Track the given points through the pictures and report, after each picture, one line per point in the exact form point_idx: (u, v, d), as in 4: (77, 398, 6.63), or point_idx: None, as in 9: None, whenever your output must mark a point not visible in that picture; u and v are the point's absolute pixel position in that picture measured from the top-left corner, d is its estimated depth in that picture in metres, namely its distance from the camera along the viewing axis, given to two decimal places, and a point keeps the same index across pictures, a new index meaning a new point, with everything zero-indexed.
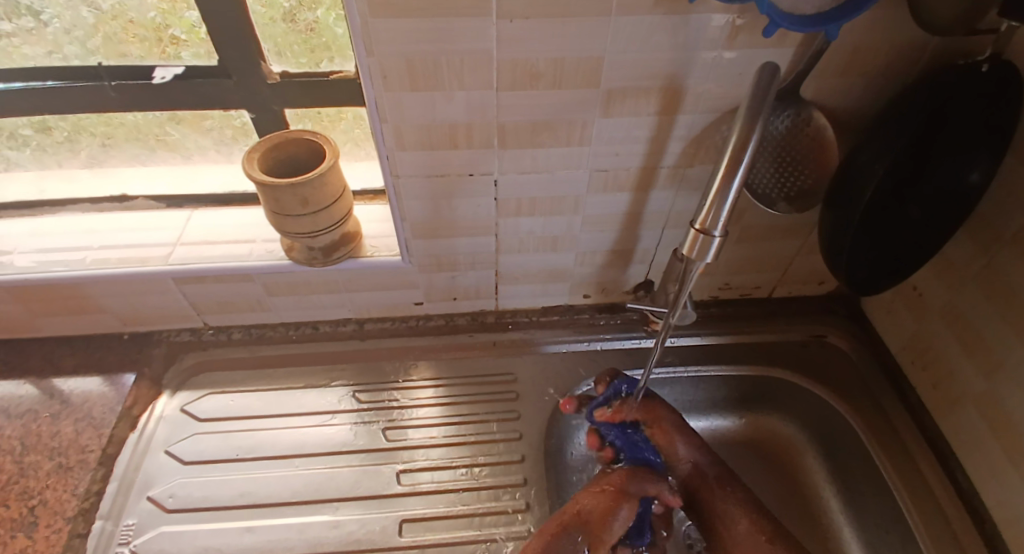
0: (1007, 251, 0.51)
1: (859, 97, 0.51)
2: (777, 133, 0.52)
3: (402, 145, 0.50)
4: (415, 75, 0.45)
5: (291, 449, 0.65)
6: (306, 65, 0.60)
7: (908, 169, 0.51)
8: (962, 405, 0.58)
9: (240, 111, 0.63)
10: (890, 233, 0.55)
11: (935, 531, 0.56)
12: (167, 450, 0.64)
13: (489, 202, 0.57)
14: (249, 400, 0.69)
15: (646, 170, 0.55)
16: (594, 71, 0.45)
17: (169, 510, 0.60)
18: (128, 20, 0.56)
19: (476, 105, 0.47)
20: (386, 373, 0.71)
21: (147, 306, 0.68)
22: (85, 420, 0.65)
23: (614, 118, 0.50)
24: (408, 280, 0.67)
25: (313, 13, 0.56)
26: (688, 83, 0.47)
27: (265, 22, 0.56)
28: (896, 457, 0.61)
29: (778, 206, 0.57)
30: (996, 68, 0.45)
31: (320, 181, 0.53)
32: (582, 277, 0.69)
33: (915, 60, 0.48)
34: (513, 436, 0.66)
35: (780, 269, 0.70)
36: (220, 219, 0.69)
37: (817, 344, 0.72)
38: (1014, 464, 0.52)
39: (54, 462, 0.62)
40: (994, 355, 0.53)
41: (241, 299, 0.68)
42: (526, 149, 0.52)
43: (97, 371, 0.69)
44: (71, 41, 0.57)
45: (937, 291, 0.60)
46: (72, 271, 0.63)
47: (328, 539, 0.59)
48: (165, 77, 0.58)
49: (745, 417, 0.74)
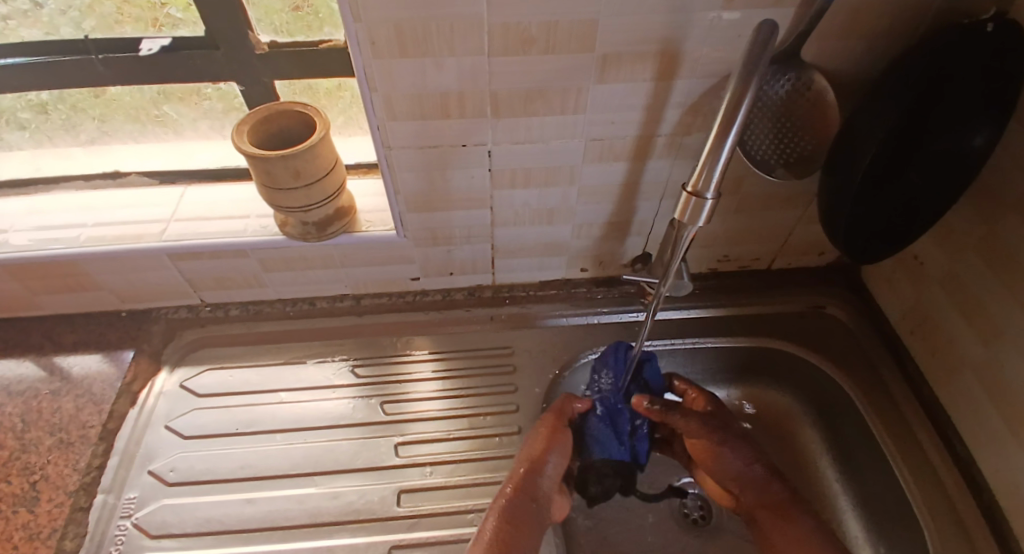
0: (1009, 217, 0.50)
1: (861, 58, 0.49)
2: (775, 98, 0.51)
3: (393, 115, 0.50)
4: (405, 41, 0.43)
5: (292, 422, 0.66)
6: (293, 35, 0.59)
7: (902, 133, 0.51)
8: (961, 374, 0.58)
9: (228, 83, 0.62)
10: (889, 201, 0.55)
11: (933, 501, 0.56)
12: (167, 425, 0.65)
13: (483, 173, 0.56)
14: (248, 375, 0.69)
15: (643, 139, 0.54)
16: (589, 35, 0.44)
17: (171, 483, 0.61)
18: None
19: (467, 72, 0.46)
20: (384, 347, 0.72)
21: (144, 284, 0.68)
22: (85, 396, 0.66)
23: (610, 84, 0.49)
24: (404, 255, 0.67)
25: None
26: (686, 47, 0.46)
27: None
28: (894, 427, 0.62)
29: (776, 172, 0.55)
30: (1002, 28, 0.43)
31: (311, 153, 0.52)
32: (580, 250, 0.69)
33: (919, 19, 0.46)
34: (510, 409, 0.67)
35: (779, 241, 0.70)
36: (214, 195, 0.68)
37: (816, 315, 0.72)
38: (1010, 430, 0.52)
39: (56, 437, 0.63)
40: (994, 324, 0.53)
41: (237, 275, 0.68)
42: (520, 119, 0.51)
43: (96, 348, 0.70)
44: (67, 22, 0.56)
45: (938, 260, 0.59)
46: (68, 248, 0.63)
47: (327, 509, 0.60)
48: (152, 48, 0.57)
49: (742, 388, 0.74)
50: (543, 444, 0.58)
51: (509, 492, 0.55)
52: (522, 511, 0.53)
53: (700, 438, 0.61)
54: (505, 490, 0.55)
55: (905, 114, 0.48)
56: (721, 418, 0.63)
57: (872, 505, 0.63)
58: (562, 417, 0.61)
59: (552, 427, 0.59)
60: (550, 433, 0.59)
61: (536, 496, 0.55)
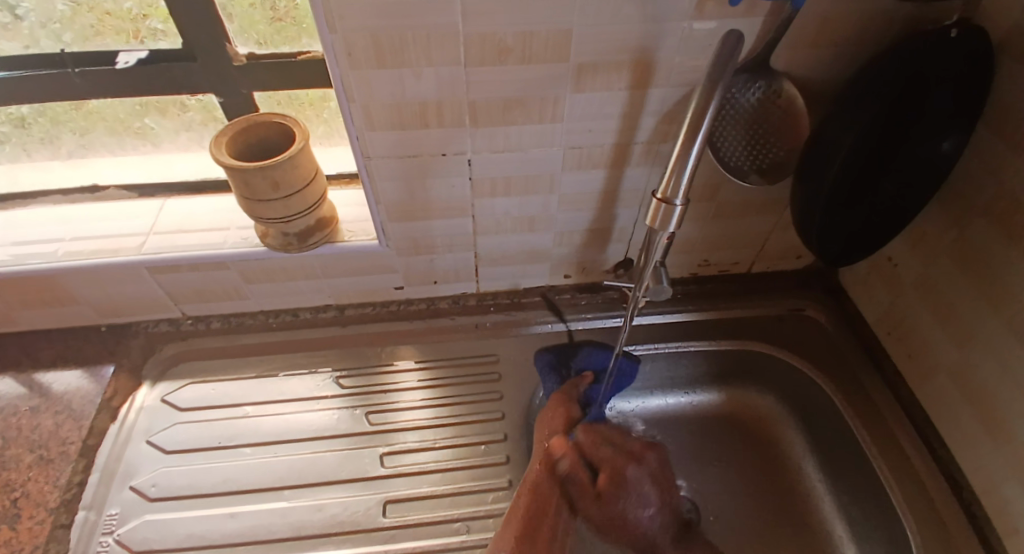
0: (980, 222, 0.51)
1: (830, 66, 0.51)
2: (749, 106, 0.52)
3: (372, 125, 0.50)
4: (381, 51, 0.44)
5: (274, 435, 0.65)
6: (272, 46, 0.59)
7: (880, 139, 0.51)
8: (936, 373, 0.59)
9: (206, 94, 0.62)
10: (864, 206, 0.55)
11: (914, 501, 0.57)
12: (148, 440, 0.64)
13: (463, 181, 0.57)
14: (231, 388, 0.68)
15: (620, 147, 0.55)
16: (565, 45, 0.45)
17: (152, 499, 0.60)
18: (104, 12, 0.55)
19: (445, 82, 0.47)
20: (368, 357, 0.71)
21: (124, 297, 0.67)
22: (64, 412, 0.65)
23: (587, 93, 0.49)
24: (386, 264, 0.67)
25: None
26: (659, 55, 0.47)
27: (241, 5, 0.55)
28: (875, 430, 0.62)
29: (750, 177, 0.56)
30: (965, 33, 0.44)
31: (290, 164, 0.52)
32: (562, 257, 0.69)
33: (885, 27, 0.48)
34: (495, 417, 0.67)
35: (757, 245, 0.70)
36: (194, 207, 0.68)
37: (795, 317, 0.73)
38: (986, 428, 0.53)
39: (35, 453, 0.61)
40: (968, 326, 0.54)
41: (218, 287, 0.67)
42: (498, 127, 0.51)
43: (75, 364, 0.69)
44: (47, 35, 0.56)
45: (911, 262, 0.60)
46: (45, 263, 0.62)
47: (311, 522, 0.59)
48: (128, 62, 0.57)
49: (725, 391, 0.75)
50: (556, 421, 0.64)
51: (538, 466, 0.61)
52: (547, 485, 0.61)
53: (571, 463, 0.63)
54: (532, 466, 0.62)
55: (880, 119, 0.49)
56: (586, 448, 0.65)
57: (853, 507, 0.63)
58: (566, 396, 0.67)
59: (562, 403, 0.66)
60: (561, 410, 0.65)
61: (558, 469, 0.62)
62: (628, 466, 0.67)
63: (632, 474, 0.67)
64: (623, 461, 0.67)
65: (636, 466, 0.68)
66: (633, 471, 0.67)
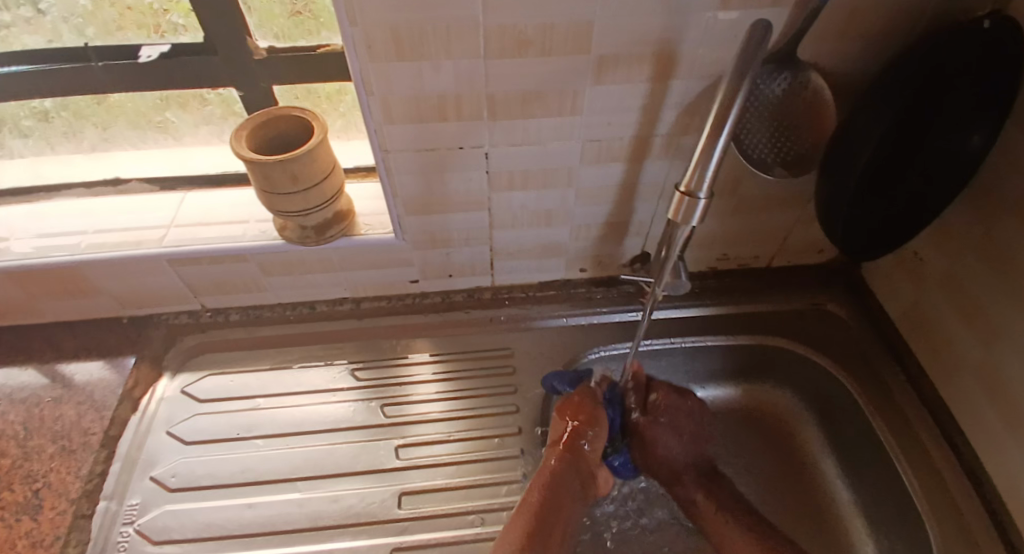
0: (1008, 219, 0.49)
1: (857, 58, 0.49)
2: (772, 99, 0.50)
3: (391, 118, 0.50)
4: (401, 44, 0.44)
5: (292, 425, 0.66)
6: (291, 38, 0.59)
7: (904, 132, 0.50)
8: (961, 373, 0.58)
9: (227, 89, 0.62)
10: (892, 199, 0.54)
11: (937, 502, 0.56)
12: (168, 431, 0.65)
13: (480, 175, 0.56)
14: (249, 380, 0.69)
15: (639, 140, 0.54)
16: (585, 37, 0.44)
17: (172, 489, 0.61)
18: (126, 7, 0.56)
19: (463, 75, 0.46)
20: (385, 351, 0.72)
21: (145, 290, 0.68)
22: (87, 402, 0.66)
23: (606, 85, 0.49)
24: (403, 258, 0.67)
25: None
26: (682, 47, 0.46)
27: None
28: (895, 426, 0.61)
29: (774, 170, 0.55)
30: (997, 24, 0.42)
31: (308, 157, 0.52)
32: (578, 251, 0.69)
33: (916, 17, 0.46)
34: (511, 410, 0.67)
35: (777, 240, 0.69)
36: (213, 200, 0.68)
37: (815, 312, 0.72)
38: (1011, 430, 0.52)
39: (58, 445, 0.63)
40: (994, 323, 0.53)
41: (237, 279, 0.68)
42: (516, 121, 0.51)
43: (98, 355, 0.70)
44: (70, 29, 0.57)
45: (937, 258, 0.59)
46: (68, 255, 0.63)
47: (329, 512, 0.60)
48: (151, 55, 0.57)
49: (742, 387, 0.74)
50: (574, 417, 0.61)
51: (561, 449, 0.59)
52: (567, 473, 0.58)
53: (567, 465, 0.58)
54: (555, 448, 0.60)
55: (905, 113, 0.48)
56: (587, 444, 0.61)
57: (871, 505, 0.63)
58: (590, 394, 0.63)
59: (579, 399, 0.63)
60: (576, 406, 0.62)
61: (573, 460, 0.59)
62: (671, 396, 0.66)
63: (670, 403, 0.66)
64: (666, 395, 0.66)
65: (680, 397, 0.66)
66: (677, 403, 0.66)
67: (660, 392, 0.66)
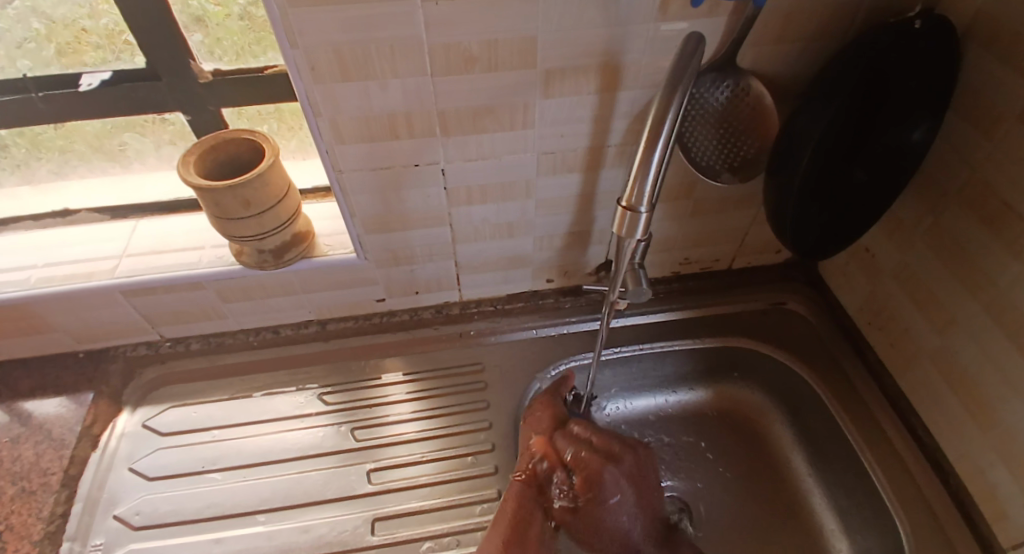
0: (953, 208, 0.51)
1: (797, 61, 0.51)
2: (717, 106, 0.52)
3: (341, 138, 0.49)
4: (345, 65, 0.43)
5: (259, 455, 0.64)
6: (243, 60, 0.58)
7: (852, 132, 0.51)
8: (918, 361, 0.59)
9: (174, 114, 0.61)
10: (838, 197, 0.55)
11: (903, 493, 0.57)
12: (131, 467, 0.63)
13: (438, 191, 0.56)
14: (213, 410, 0.67)
15: (594, 150, 0.55)
16: (530, 51, 0.44)
17: (137, 527, 0.59)
18: (80, 29, 0.54)
19: (412, 92, 0.46)
20: (353, 372, 0.70)
21: (99, 323, 0.66)
22: (45, 441, 0.63)
23: (556, 98, 0.49)
24: (367, 277, 0.66)
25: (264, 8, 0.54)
26: (627, 58, 0.46)
27: (219, 20, 0.54)
28: (859, 419, 0.63)
29: (721, 176, 0.57)
30: (929, 23, 0.44)
31: (261, 181, 0.52)
32: (543, 262, 0.69)
33: (850, 20, 0.48)
34: (482, 426, 0.66)
35: (737, 241, 0.70)
36: (168, 227, 0.67)
37: (778, 311, 0.73)
38: (970, 414, 0.53)
39: (16, 486, 0.60)
40: (946, 311, 0.54)
41: (196, 308, 0.66)
42: (470, 136, 0.51)
43: (55, 392, 0.67)
44: (24, 55, 0.55)
45: (888, 251, 0.61)
46: (18, 291, 0.61)
47: (299, 543, 0.58)
48: (92, 84, 0.56)
49: (713, 389, 0.75)
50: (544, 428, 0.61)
51: (521, 481, 0.58)
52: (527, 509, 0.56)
53: (530, 488, 0.58)
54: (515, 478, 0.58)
55: (845, 111, 0.49)
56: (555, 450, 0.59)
57: (841, 499, 0.63)
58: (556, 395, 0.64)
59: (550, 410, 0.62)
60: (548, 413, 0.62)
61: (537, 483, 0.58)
62: (604, 469, 0.57)
63: (608, 476, 0.57)
64: (596, 463, 0.58)
65: (614, 468, 0.58)
66: (610, 475, 0.57)
67: (587, 460, 0.58)
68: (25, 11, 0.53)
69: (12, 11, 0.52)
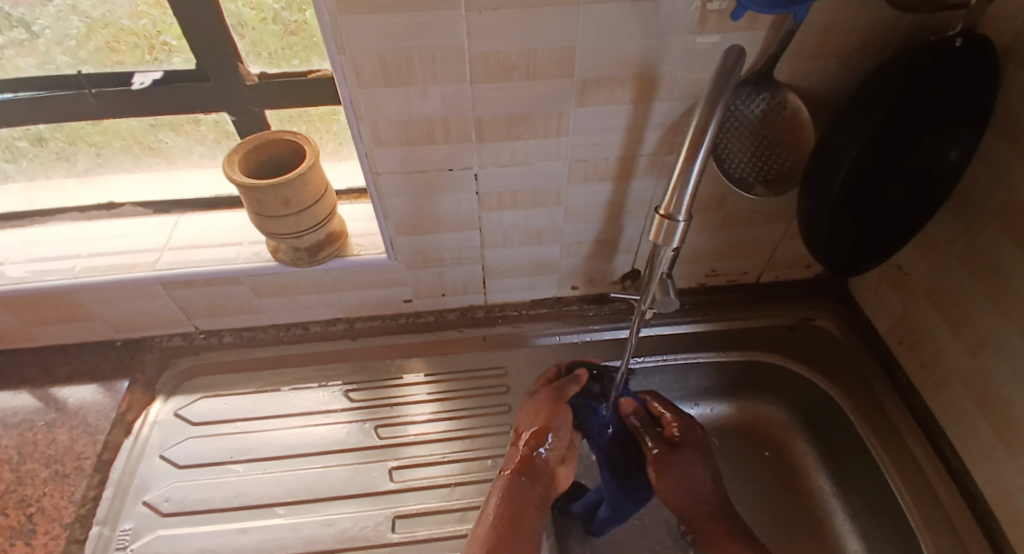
0: (990, 228, 0.50)
1: (833, 77, 0.51)
2: (753, 118, 0.52)
3: (380, 142, 0.51)
4: (389, 70, 0.45)
5: (284, 449, 0.66)
6: (280, 65, 0.60)
7: (889, 150, 0.52)
8: (950, 383, 0.58)
9: (219, 113, 0.63)
10: (872, 214, 0.56)
11: (931, 518, 0.56)
12: (162, 455, 0.65)
13: (470, 196, 0.57)
14: (242, 402, 0.69)
15: (625, 159, 0.56)
16: (568, 61, 0.45)
17: (165, 514, 0.61)
18: (119, 28, 0.57)
19: (450, 99, 0.48)
20: (378, 371, 0.72)
21: (137, 313, 0.68)
22: (80, 427, 0.66)
23: (590, 107, 0.50)
24: (396, 278, 0.67)
25: (301, 13, 0.56)
26: (662, 70, 0.47)
27: (257, 25, 0.56)
28: (891, 444, 0.61)
29: (755, 189, 0.57)
30: (969, 42, 0.43)
31: (301, 181, 0.53)
32: (569, 269, 0.69)
33: (890, 37, 0.48)
34: (504, 430, 0.67)
35: (766, 254, 0.70)
36: (207, 223, 0.69)
37: (806, 327, 0.72)
38: (1001, 439, 0.52)
39: (50, 469, 0.62)
40: (980, 333, 0.53)
41: (230, 301, 0.68)
42: (504, 143, 0.52)
43: (91, 379, 0.70)
44: (63, 51, 0.58)
45: (922, 271, 0.60)
46: (63, 279, 0.64)
47: (322, 537, 0.59)
48: (143, 81, 0.59)
49: (736, 403, 0.75)
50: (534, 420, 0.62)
51: (510, 473, 0.58)
52: (520, 490, 0.56)
53: (524, 480, 0.57)
54: (504, 473, 0.59)
55: (882, 129, 0.49)
56: (542, 439, 0.61)
57: (868, 522, 0.62)
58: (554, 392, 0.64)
59: (543, 404, 0.63)
60: (546, 406, 0.62)
61: (526, 473, 0.59)
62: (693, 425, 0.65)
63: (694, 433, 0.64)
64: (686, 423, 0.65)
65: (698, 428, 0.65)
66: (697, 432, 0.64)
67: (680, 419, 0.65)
68: (66, 9, 0.55)
69: (52, 8, 0.55)
